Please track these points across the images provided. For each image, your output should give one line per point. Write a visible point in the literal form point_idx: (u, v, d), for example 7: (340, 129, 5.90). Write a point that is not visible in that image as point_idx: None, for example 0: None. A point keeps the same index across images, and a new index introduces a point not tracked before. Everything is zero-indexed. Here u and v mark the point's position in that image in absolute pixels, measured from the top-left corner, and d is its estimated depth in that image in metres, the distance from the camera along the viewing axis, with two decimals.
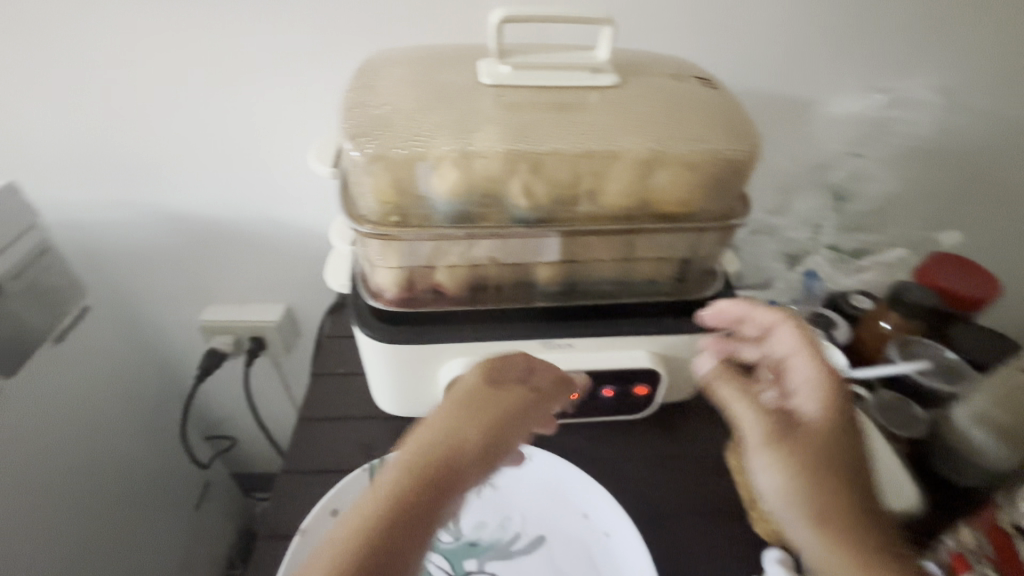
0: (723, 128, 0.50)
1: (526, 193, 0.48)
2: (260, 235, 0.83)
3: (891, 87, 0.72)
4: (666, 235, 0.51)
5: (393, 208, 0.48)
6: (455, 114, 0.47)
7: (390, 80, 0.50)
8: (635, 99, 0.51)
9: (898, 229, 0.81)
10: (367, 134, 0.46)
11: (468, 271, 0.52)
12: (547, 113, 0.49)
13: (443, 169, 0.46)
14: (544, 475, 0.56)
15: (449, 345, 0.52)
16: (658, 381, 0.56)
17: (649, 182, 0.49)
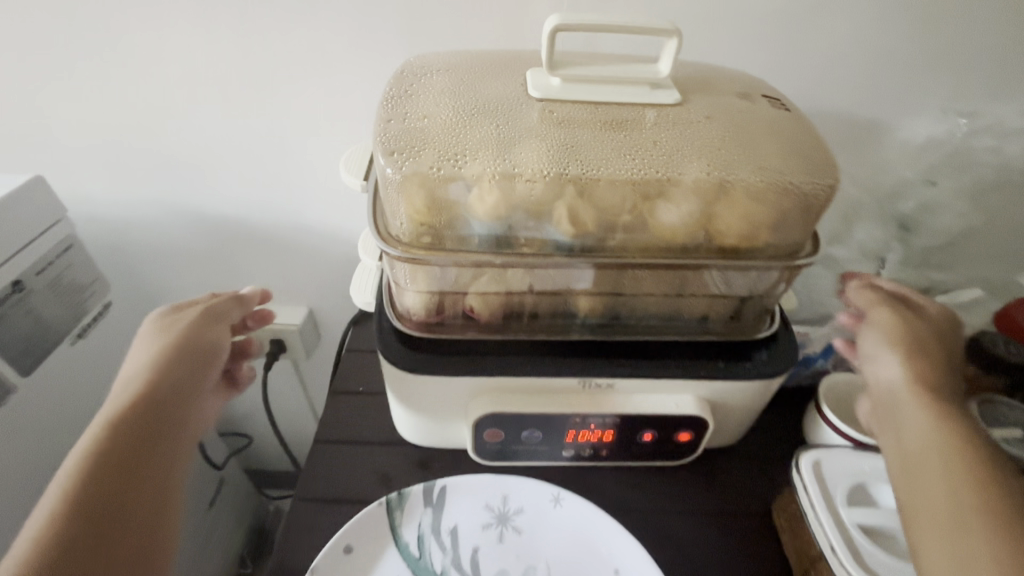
0: (798, 155, 0.44)
1: (572, 218, 0.43)
2: (286, 238, 0.80)
3: (979, 113, 0.67)
4: (724, 271, 0.46)
5: (425, 229, 0.44)
6: (499, 129, 0.43)
7: (431, 88, 0.46)
8: (699, 119, 0.45)
9: (970, 265, 0.74)
10: (402, 150, 0.42)
11: (502, 299, 0.48)
12: (599, 131, 0.44)
13: (482, 190, 0.42)
14: (572, 522, 0.52)
15: (478, 378, 0.48)
16: (703, 429, 0.51)
17: (711, 212, 0.44)
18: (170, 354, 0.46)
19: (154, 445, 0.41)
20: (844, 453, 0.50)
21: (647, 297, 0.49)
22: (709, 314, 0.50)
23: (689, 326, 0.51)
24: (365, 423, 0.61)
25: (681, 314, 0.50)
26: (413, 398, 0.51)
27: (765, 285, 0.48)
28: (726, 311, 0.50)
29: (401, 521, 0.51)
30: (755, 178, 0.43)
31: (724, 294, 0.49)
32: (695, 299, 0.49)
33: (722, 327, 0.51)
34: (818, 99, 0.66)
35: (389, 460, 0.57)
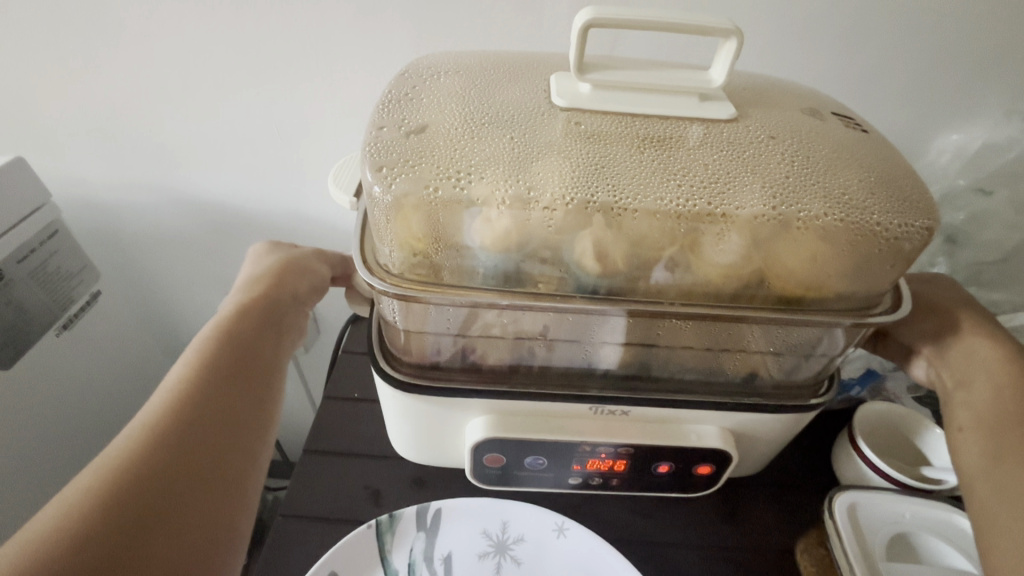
0: (885, 186, 0.36)
1: (598, 254, 0.37)
2: (284, 230, 0.76)
3: None
4: (780, 324, 0.39)
5: (420, 259, 0.38)
6: (516, 144, 0.37)
7: (437, 91, 0.41)
8: (761, 139, 0.38)
9: None
10: (394, 165, 0.36)
11: (510, 344, 0.43)
12: (637, 150, 0.37)
13: (493, 214, 0.36)
14: (577, 554, 0.47)
15: (478, 401, 0.44)
16: (726, 462, 0.46)
17: (770, 253, 0.36)
18: (268, 287, 0.49)
19: (252, 369, 0.43)
20: (879, 496, 0.45)
21: (684, 350, 0.43)
22: (756, 373, 0.44)
23: (735, 386, 0.45)
24: (357, 434, 0.57)
25: (725, 373, 0.44)
26: (407, 417, 0.47)
27: (827, 339, 0.41)
28: (778, 371, 0.44)
29: (392, 545, 0.47)
30: (831, 213, 0.35)
31: (778, 351, 0.42)
32: (744, 355, 0.43)
33: (772, 388, 0.45)
34: (864, 100, 0.61)
35: (381, 476, 0.53)
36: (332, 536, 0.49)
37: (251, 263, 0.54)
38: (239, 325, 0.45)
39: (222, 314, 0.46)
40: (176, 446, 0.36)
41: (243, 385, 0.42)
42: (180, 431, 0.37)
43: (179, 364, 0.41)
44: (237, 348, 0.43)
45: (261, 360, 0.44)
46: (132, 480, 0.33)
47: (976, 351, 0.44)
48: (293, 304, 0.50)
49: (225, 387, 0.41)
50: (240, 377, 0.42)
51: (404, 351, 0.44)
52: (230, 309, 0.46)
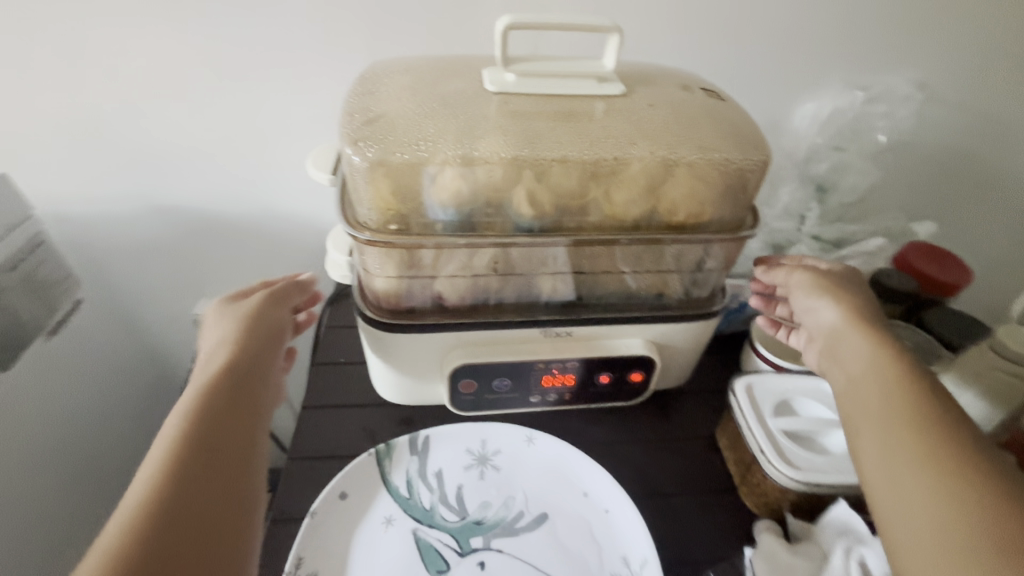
0: (733, 135, 0.49)
1: (531, 200, 0.48)
2: (260, 229, 0.83)
3: (873, 86, 0.78)
4: (674, 245, 0.51)
5: (392, 216, 0.48)
6: (460, 121, 0.47)
7: (394, 87, 0.51)
8: (643, 107, 0.51)
9: (877, 219, 0.86)
10: (366, 139, 0.46)
11: (469, 284, 0.52)
12: (552, 120, 0.48)
13: (445, 175, 0.46)
14: (546, 456, 0.58)
15: (451, 334, 0.53)
16: (652, 368, 0.58)
17: (657, 190, 0.49)
18: (237, 348, 0.46)
19: (230, 444, 0.40)
20: (770, 378, 0.58)
21: (607, 276, 0.54)
22: (664, 292, 0.56)
23: (650, 303, 0.56)
24: (349, 391, 0.65)
25: (641, 294, 0.56)
26: (391, 357, 0.55)
27: (712, 255, 0.53)
28: (682, 288, 0.56)
29: (391, 468, 0.56)
30: (695, 157, 0.48)
31: (676, 271, 0.54)
32: (653, 276, 0.54)
33: (678, 302, 0.57)
34: (737, 80, 0.76)
35: (374, 420, 0.62)
36: (338, 469, 0.57)
37: (212, 317, 0.51)
38: (207, 396, 0.42)
39: (189, 390, 0.42)
40: (170, 531, 0.33)
41: (223, 463, 0.38)
42: (171, 517, 0.34)
43: (148, 458, 0.38)
44: (211, 423, 0.40)
45: (241, 432, 0.41)
46: (153, 558, 0.32)
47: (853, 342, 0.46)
48: (264, 361, 0.47)
49: (204, 467, 0.37)
50: (219, 454, 0.39)
51: (383, 299, 0.53)
52: (198, 384, 0.43)
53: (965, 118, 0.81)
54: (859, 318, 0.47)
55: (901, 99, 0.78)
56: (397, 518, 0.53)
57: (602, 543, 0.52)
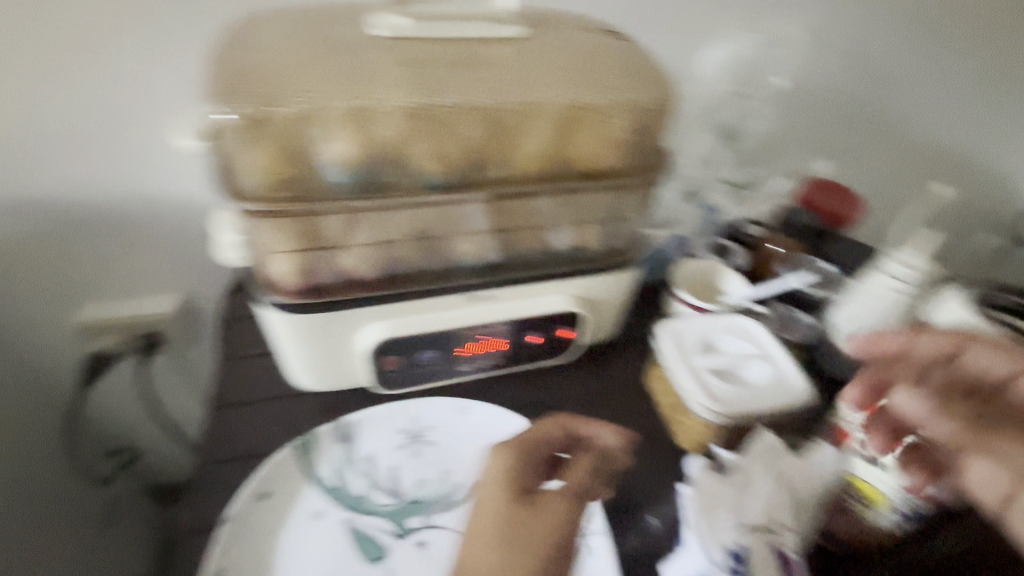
0: (636, 75, 0.49)
1: (435, 155, 0.45)
2: (141, 218, 0.73)
3: (769, 30, 0.80)
4: (588, 192, 0.50)
5: (280, 181, 0.43)
6: (346, 70, 0.43)
7: (268, 37, 0.45)
8: (545, 49, 0.48)
9: (780, 162, 0.90)
10: (236, 92, 0.41)
11: (379, 252, 0.48)
12: (449, 65, 0.45)
13: (338, 132, 0.42)
14: (482, 425, 0.56)
15: (366, 310, 0.49)
16: (580, 323, 0.57)
17: (566, 137, 0.48)
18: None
19: None
20: (694, 317, 0.59)
21: (525, 231, 0.52)
22: (585, 244, 0.55)
23: (571, 257, 0.55)
24: (263, 384, 0.59)
25: (562, 248, 0.54)
26: (302, 341, 0.51)
27: (626, 201, 0.53)
28: (602, 238, 0.55)
29: (316, 459, 0.52)
30: (601, 98, 0.47)
31: (594, 220, 0.53)
32: (571, 228, 0.53)
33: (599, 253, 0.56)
34: (643, 27, 0.75)
35: (295, 412, 0.57)
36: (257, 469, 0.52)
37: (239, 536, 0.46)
38: None
39: None
40: None
41: None
42: None
43: None
44: None
45: None
46: None
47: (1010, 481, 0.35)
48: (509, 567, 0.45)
49: None
50: None
51: (283, 278, 0.48)
52: None
53: (850, 60, 0.86)
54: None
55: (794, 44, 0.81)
56: (327, 511, 0.49)
57: None
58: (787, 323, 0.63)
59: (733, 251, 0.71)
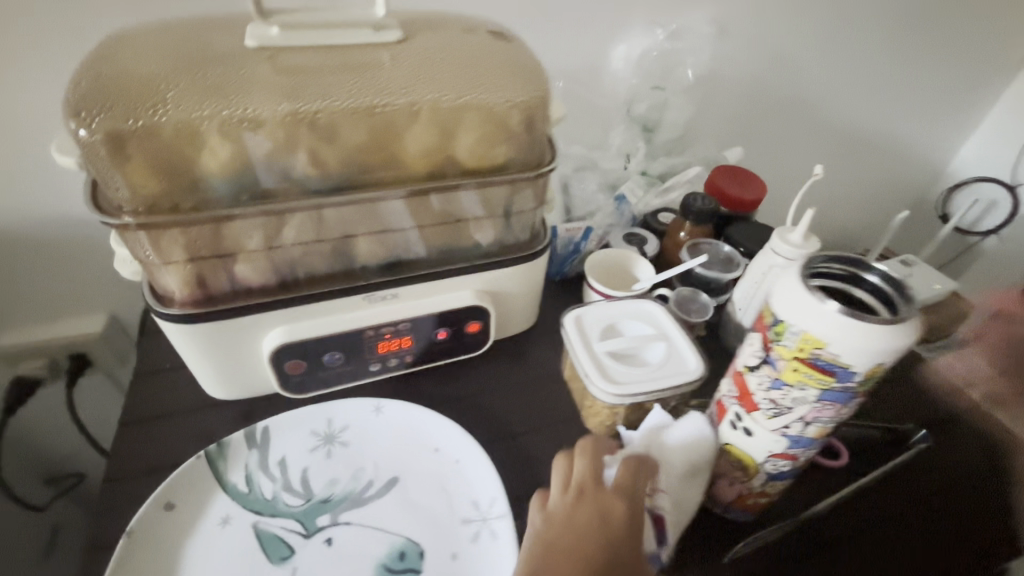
0: (513, 73, 0.50)
1: (314, 159, 0.46)
2: (52, 238, 0.71)
3: (677, 24, 0.83)
4: (477, 189, 0.52)
5: (154, 193, 0.43)
6: (215, 80, 0.43)
7: (137, 49, 0.45)
8: (423, 52, 0.50)
9: (698, 149, 0.94)
10: (92, 107, 0.40)
11: (270, 258, 0.49)
12: (323, 72, 0.46)
13: (211, 143, 0.43)
14: (396, 422, 0.57)
15: (263, 317, 0.50)
16: (487, 316, 0.59)
17: (446, 136, 0.49)
18: None
19: None
20: (598, 305, 0.61)
21: (420, 230, 0.53)
22: (483, 238, 0.56)
23: (472, 252, 0.57)
24: (175, 397, 0.59)
25: (460, 244, 0.56)
26: (202, 351, 0.51)
27: (519, 196, 0.55)
28: (500, 233, 0.57)
29: (226, 467, 0.52)
30: (476, 98, 0.48)
31: (489, 216, 0.55)
32: (467, 224, 0.55)
33: (500, 247, 0.58)
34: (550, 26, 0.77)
35: (207, 422, 0.57)
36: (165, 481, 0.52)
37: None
38: None
39: None
40: None
41: None
42: None
43: None
44: None
45: None
46: None
47: None
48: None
49: None
50: None
51: (174, 289, 0.48)
52: None
53: (758, 49, 0.89)
54: None
55: (700, 37, 0.84)
56: (235, 517, 0.49)
57: (454, 493, 0.52)
58: (688, 304, 0.65)
59: (646, 240, 0.75)
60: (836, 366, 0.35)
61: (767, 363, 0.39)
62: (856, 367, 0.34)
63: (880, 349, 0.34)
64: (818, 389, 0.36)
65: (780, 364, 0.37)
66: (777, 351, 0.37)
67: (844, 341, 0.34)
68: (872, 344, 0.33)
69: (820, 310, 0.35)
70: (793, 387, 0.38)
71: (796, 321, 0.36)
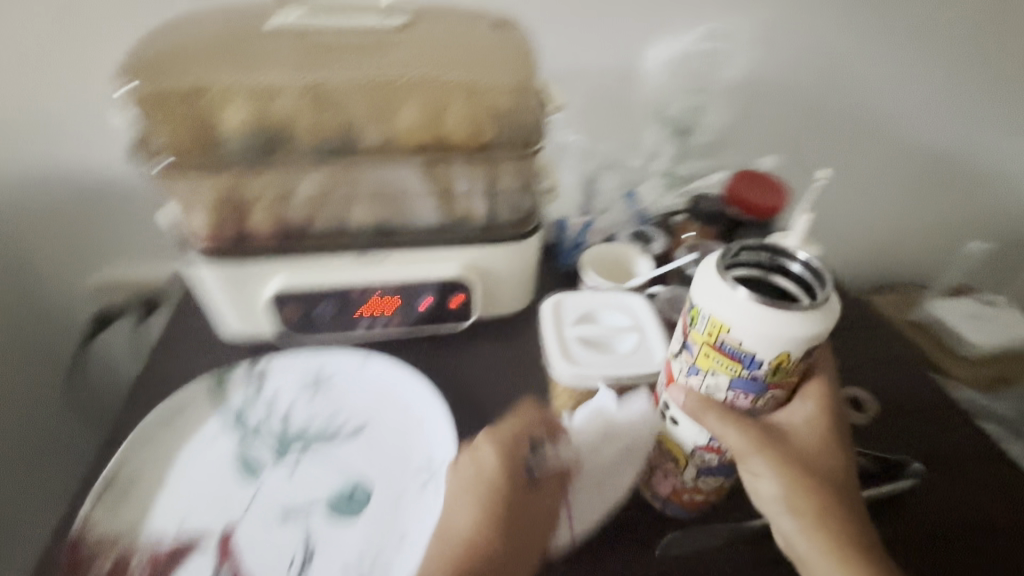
0: (497, 57, 0.56)
1: (317, 124, 0.53)
2: (124, 195, 0.81)
3: (721, 27, 0.80)
4: (463, 162, 0.56)
5: (183, 145, 0.52)
6: (246, 54, 0.53)
7: (191, 30, 0.55)
8: (422, 37, 0.56)
9: (735, 157, 0.91)
10: (148, 72, 0.51)
11: (276, 211, 0.55)
12: (332, 49, 0.54)
13: (232, 103, 0.51)
14: (377, 377, 0.62)
15: (264, 263, 0.55)
16: (472, 290, 0.62)
17: (435, 110, 0.54)
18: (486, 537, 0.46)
19: None
20: (581, 293, 0.62)
21: (413, 198, 0.57)
22: (474, 214, 0.59)
23: (464, 226, 0.59)
24: (201, 331, 0.68)
25: (453, 218, 0.59)
26: (213, 289, 0.57)
27: (508, 175, 0.57)
28: (491, 210, 0.59)
29: (226, 392, 0.60)
30: (461, 77, 0.54)
31: (478, 192, 0.58)
32: (457, 198, 0.58)
33: (492, 224, 0.59)
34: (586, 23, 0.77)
35: (221, 356, 0.65)
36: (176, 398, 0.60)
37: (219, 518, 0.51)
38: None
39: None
40: None
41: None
42: None
43: None
44: None
45: None
46: None
47: (798, 532, 0.41)
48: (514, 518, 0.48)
49: None
50: None
51: (193, 230, 0.54)
52: None
53: (815, 55, 0.84)
54: (818, 504, 0.41)
55: (740, 43, 0.82)
56: (223, 434, 0.57)
57: (413, 447, 0.56)
58: (675, 303, 0.65)
59: (653, 238, 0.75)
60: (739, 351, 0.38)
61: (685, 349, 0.43)
62: (755, 352, 0.37)
63: (781, 334, 0.37)
64: (726, 376, 0.40)
65: (694, 348, 0.41)
66: (691, 335, 0.41)
67: (745, 326, 0.37)
68: (768, 330, 0.36)
69: (729, 295, 0.38)
70: (706, 371, 0.41)
71: (709, 306, 0.39)
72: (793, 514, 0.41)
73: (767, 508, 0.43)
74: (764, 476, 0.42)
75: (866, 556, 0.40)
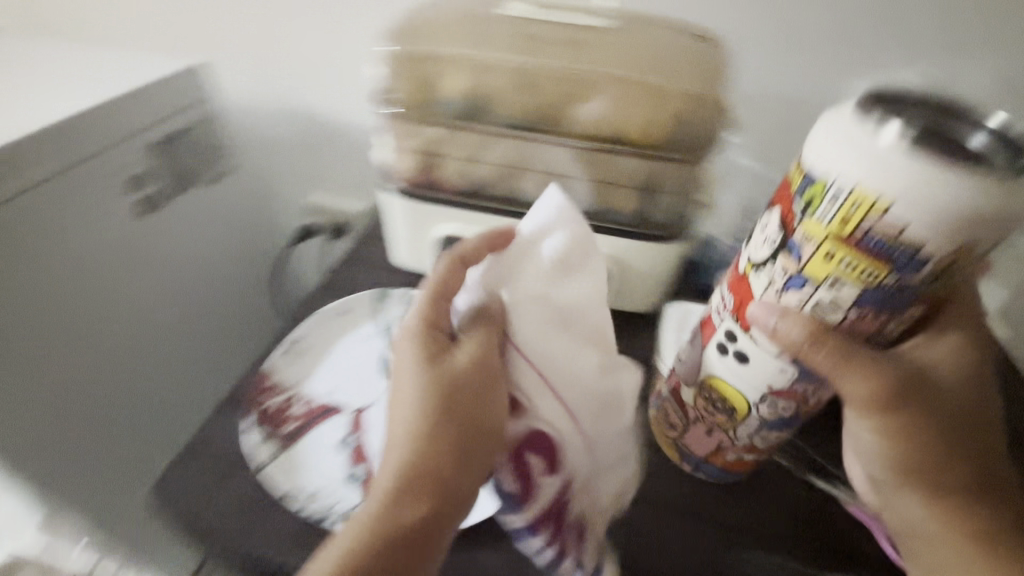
0: (690, 69, 0.59)
1: (513, 101, 0.60)
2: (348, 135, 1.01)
3: (950, 72, 0.72)
4: (632, 159, 0.60)
5: (407, 101, 0.62)
6: (475, 34, 0.62)
7: (437, 11, 0.67)
8: (625, 42, 0.62)
9: None
10: (399, 37, 0.62)
11: (462, 168, 0.65)
12: (545, 42, 0.61)
13: (452, 73, 0.60)
14: None
15: (441, 207, 0.67)
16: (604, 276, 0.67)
17: (619, 108, 0.58)
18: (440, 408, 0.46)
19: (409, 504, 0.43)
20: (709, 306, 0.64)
21: (575, 182, 0.63)
22: (627, 208, 0.63)
23: (614, 217, 0.64)
24: (376, 255, 0.82)
25: (605, 208, 0.64)
26: (399, 220, 0.71)
27: (669, 178, 0.60)
28: (643, 208, 0.63)
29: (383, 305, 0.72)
30: (653, 81, 0.58)
31: (637, 188, 0.62)
32: (616, 190, 0.62)
33: (639, 221, 0.64)
34: (785, 48, 0.76)
35: (387, 277, 0.79)
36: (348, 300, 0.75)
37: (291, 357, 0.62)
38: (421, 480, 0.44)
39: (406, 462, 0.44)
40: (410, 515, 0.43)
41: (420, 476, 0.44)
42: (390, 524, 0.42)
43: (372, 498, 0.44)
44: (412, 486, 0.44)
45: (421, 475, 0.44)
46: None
47: (903, 498, 0.47)
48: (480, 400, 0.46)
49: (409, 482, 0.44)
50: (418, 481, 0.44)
51: (399, 170, 0.67)
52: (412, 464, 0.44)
53: None
54: (925, 458, 0.45)
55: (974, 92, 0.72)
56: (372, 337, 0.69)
57: None
58: None
59: None
60: (885, 242, 0.35)
61: (791, 250, 0.39)
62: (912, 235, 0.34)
63: (939, 204, 0.33)
64: (858, 278, 0.37)
65: (811, 244, 0.38)
66: (808, 225, 0.38)
67: (903, 190, 0.33)
68: (937, 195, 0.33)
69: (872, 145, 0.34)
70: (825, 278, 0.38)
71: (838, 175, 0.35)
72: (904, 478, 0.47)
73: (863, 454, 0.49)
74: (867, 428, 0.45)
75: (975, 528, 0.46)
